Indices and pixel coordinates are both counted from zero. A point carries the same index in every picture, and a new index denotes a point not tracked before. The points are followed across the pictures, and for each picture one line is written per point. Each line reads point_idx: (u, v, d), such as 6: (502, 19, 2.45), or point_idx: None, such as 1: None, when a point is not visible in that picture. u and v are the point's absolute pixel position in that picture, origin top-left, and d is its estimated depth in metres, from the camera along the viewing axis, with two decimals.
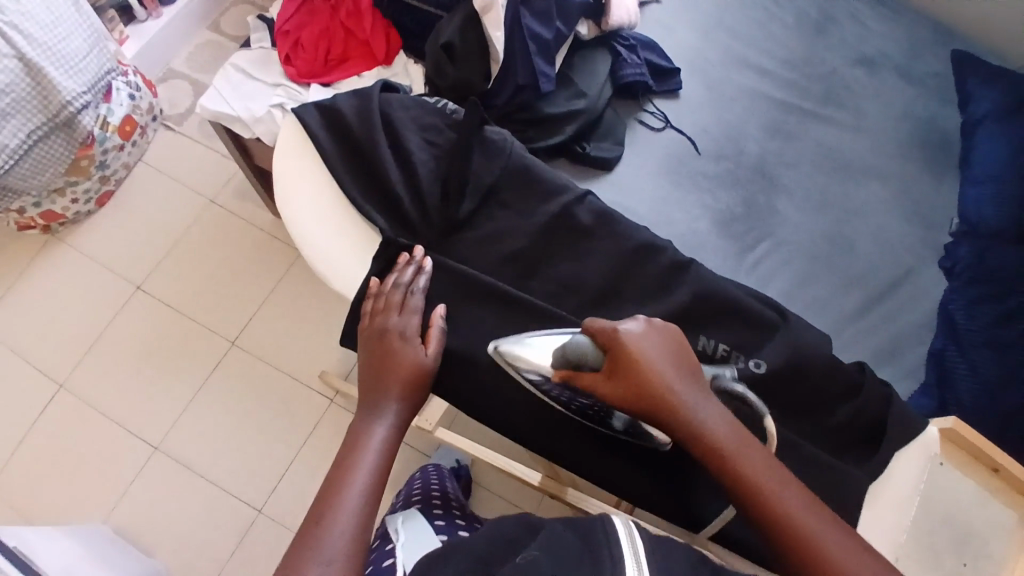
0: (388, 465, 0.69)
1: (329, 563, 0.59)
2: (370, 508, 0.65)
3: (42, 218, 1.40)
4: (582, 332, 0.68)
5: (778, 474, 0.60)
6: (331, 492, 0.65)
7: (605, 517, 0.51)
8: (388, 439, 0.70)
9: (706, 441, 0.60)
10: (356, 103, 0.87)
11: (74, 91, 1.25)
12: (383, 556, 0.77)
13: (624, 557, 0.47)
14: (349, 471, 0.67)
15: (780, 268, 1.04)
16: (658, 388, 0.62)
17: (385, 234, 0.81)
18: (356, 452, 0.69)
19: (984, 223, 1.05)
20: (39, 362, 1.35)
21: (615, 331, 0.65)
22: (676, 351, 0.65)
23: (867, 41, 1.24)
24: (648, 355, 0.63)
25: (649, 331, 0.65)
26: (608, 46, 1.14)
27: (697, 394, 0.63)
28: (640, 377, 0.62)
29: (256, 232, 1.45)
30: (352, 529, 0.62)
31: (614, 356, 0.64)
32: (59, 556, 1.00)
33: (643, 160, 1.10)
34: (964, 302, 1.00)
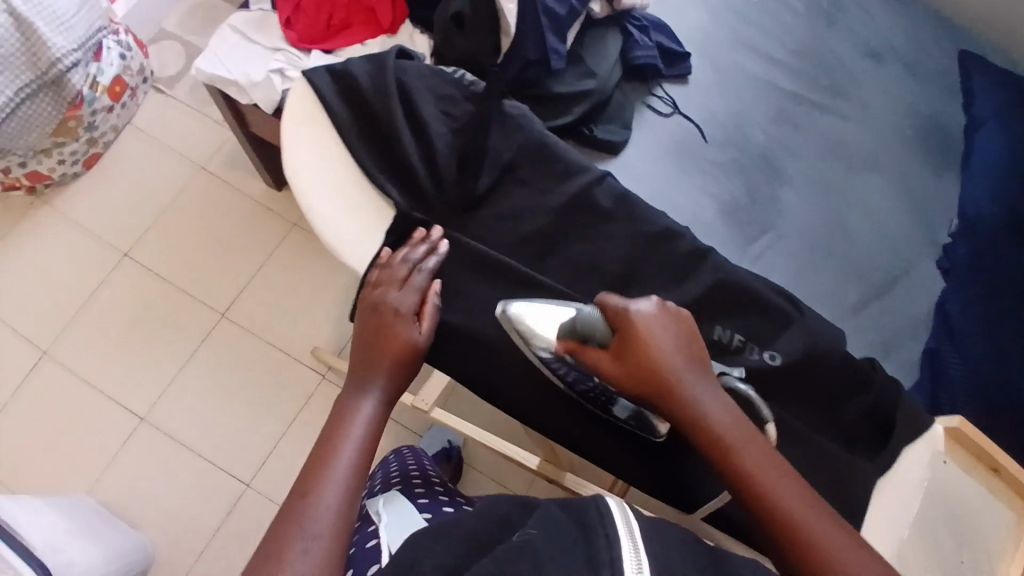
0: (377, 437, 0.66)
1: (316, 537, 0.56)
2: (358, 481, 0.61)
3: (27, 179, 1.35)
4: (592, 309, 0.66)
5: (778, 467, 0.56)
6: (317, 463, 0.62)
7: (599, 499, 0.47)
8: (378, 412, 0.67)
9: (705, 425, 0.57)
10: (370, 69, 0.83)
11: (63, 48, 1.21)
12: (365, 538, 0.69)
13: (619, 539, 0.43)
14: (337, 443, 0.63)
15: (784, 258, 1.03)
16: (662, 366, 0.59)
17: (400, 208, 0.79)
18: (344, 422, 0.65)
19: (982, 221, 1.05)
20: (23, 329, 1.31)
21: (626, 308, 0.62)
22: (688, 333, 0.62)
23: (868, 30, 1.20)
24: (657, 334, 0.61)
25: (660, 310, 0.63)
26: (619, 25, 1.10)
27: (702, 378, 0.60)
28: (644, 356, 0.60)
29: (248, 201, 1.41)
30: (340, 503, 0.59)
31: (621, 333, 0.62)
32: (44, 530, 0.98)
33: (650, 143, 1.07)
34: (960, 299, 1.01)
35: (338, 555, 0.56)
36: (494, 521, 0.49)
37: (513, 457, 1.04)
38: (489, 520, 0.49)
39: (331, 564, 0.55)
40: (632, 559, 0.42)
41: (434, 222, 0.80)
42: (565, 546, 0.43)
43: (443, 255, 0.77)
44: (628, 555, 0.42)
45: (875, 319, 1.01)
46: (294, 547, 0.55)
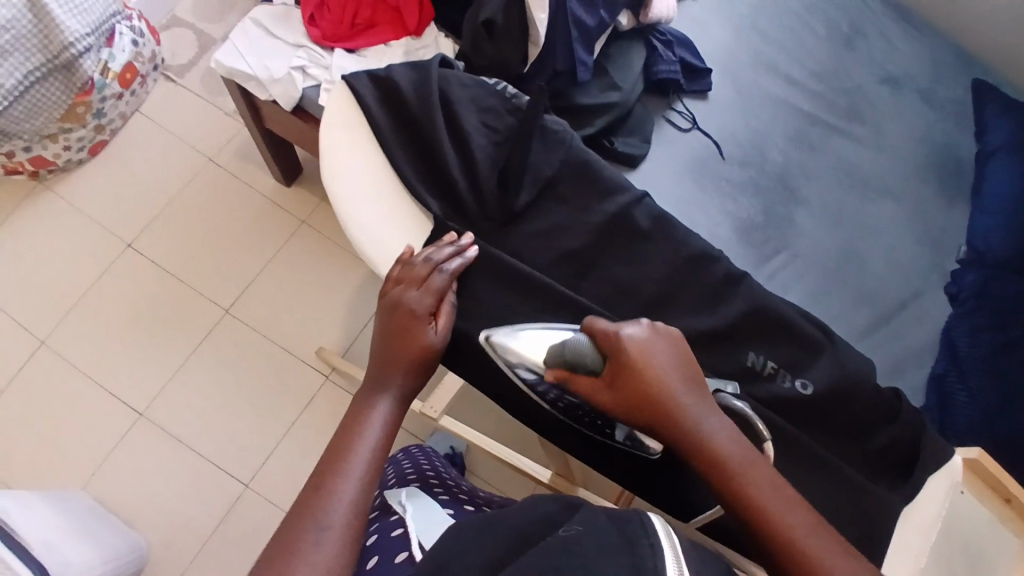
0: (393, 435, 0.65)
1: (328, 529, 0.55)
2: (374, 476, 0.61)
3: (31, 163, 1.33)
4: (580, 336, 0.63)
5: (783, 491, 0.54)
6: (333, 457, 0.61)
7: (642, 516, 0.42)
8: (393, 413, 0.66)
9: (703, 449, 0.55)
10: (413, 76, 0.84)
11: (76, 32, 1.20)
12: (389, 527, 0.67)
13: (663, 548, 0.39)
14: (354, 437, 0.63)
15: (799, 279, 0.98)
16: (659, 394, 0.57)
17: (437, 218, 0.79)
18: (361, 419, 0.64)
19: (990, 252, 1.00)
20: (21, 316, 1.28)
21: (616, 334, 0.60)
22: (681, 358, 0.60)
23: (892, 59, 1.17)
24: (652, 359, 0.59)
25: (652, 335, 0.61)
26: (643, 39, 1.10)
27: (701, 401, 0.58)
28: (640, 385, 0.57)
29: (256, 196, 1.39)
30: (354, 498, 0.58)
31: (614, 360, 0.59)
32: (40, 526, 0.96)
33: (668, 158, 1.04)
34: (967, 328, 0.95)
35: (351, 548, 0.55)
36: (536, 518, 0.46)
37: (522, 468, 1.03)
38: (530, 519, 0.46)
39: (343, 558, 0.54)
40: (676, 569, 0.38)
41: (470, 231, 0.79)
42: (609, 545, 0.39)
43: (469, 259, 0.76)
44: (672, 565, 0.38)
45: (886, 343, 0.96)
46: (308, 539, 0.54)
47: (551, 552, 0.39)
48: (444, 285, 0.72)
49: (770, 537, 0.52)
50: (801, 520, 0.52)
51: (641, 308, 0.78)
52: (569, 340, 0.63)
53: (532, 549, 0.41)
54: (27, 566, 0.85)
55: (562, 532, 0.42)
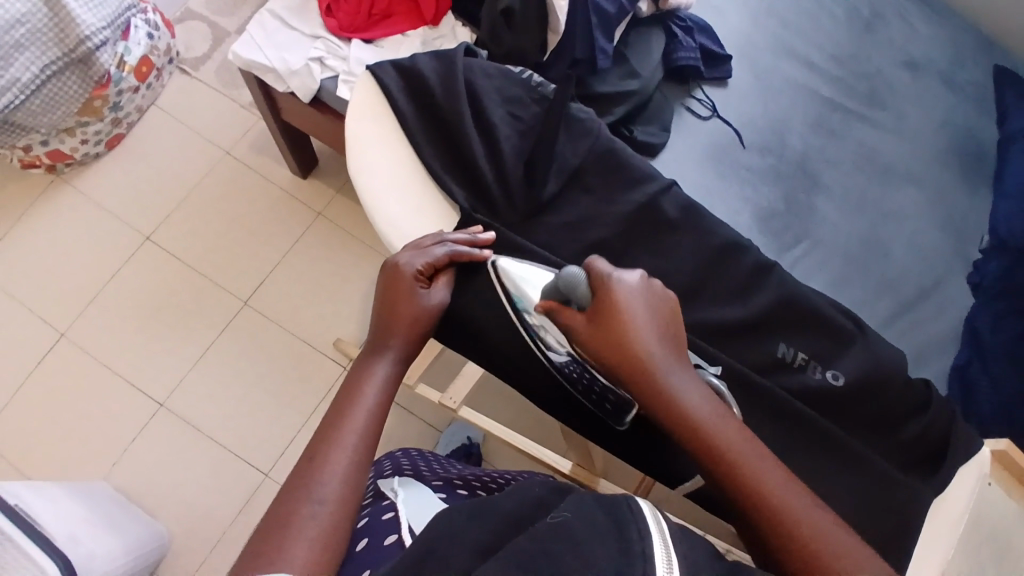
0: (390, 401, 0.61)
1: (322, 503, 0.52)
2: (371, 445, 0.57)
3: (48, 157, 1.33)
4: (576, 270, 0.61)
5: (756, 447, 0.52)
6: (327, 427, 0.57)
7: (635, 506, 0.40)
8: (390, 377, 0.63)
9: (677, 404, 0.53)
10: (437, 64, 0.83)
11: (92, 25, 1.19)
12: (379, 511, 0.60)
13: (651, 534, 0.38)
14: (349, 405, 0.59)
15: (821, 267, 0.97)
16: (640, 343, 0.55)
17: (463, 210, 0.79)
18: (358, 386, 0.61)
19: (1012, 237, 0.97)
20: (40, 310, 1.29)
21: (608, 276, 0.58)
22: (669, 314, 0.58)
23: (913, 44, 1.15)
24: (636, 308, 0.56)
25: (643, 285, 0.58)
26: (662, 25, 1.08)
27: (679, 362, 0.55)
28: (621, 330, 0.55)
29: (273, 188, 1.39)
30: (349, 467, 0.55)
31: (599, 302, 0.57)
32: (63, 516, 0.96)
33: (688, 145, 1.03)
34: (990, 316, 0.94)
35: (345, 521, 0.52)
36: (531, 504, 0.46)
37: (543, 460, 1.02)
38: (521, 504, 0.46)
39: (339, 531, 0.51)
40: (664, 556, 0.37)
41: (499, 225, 0.79)
42: (599, 532, 0.38)
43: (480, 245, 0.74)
44: (660, 552, 0.37)
45: (909, 332, 0.94)
46: (300, 513, 0.51)
47: (544, 540, 0.38)
48: (442, 256, 0.71)
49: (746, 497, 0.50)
50: (781, 483, 0.50)
51: (672, 300, 0.78)
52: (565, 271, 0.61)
53: (523, 534, 0.41)
54: (44, 553, 0.86)
55: (550, 518, 0.41)
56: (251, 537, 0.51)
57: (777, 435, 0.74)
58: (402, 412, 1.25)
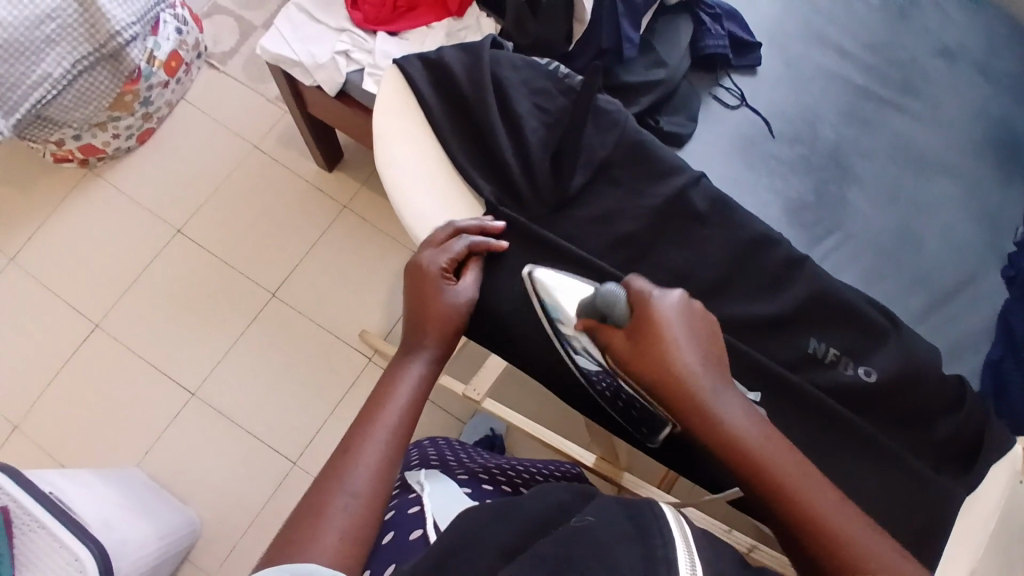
0: (423, 399, 0.61)
1: (353, 495, 0.52)
2: (403, 440, 0.57)
3: (80, 151, 1.36)
4: (616, 286, 0.60)
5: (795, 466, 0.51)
6: (361, 423, 0.57)
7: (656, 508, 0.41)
8: (424, 375, 0.62)
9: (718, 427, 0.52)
10: (464, 57, 0.83)
11: (122, 20, 1.20)
12: (405, 504, 0.60)
13: (675, 539, 0.38)
14: (383, 398, 0.59)
15: (851, 260, 0.95)
16: (680, 359, 0.54)
17: (490, 203, 0.79)
18: (392, 382, 0.61)
19: None
20: (75, 301, 1.32)
21: (647, 294, 0.57)
22: (710, 335, 0.57)
23: (949, 30, 1.11)
24: (675, 324, 0.55)
25: (683, 303, 0.57)
26: (690, 13, 1.06)
27: (721, 381, 0.54)
28: (662, 344, 0.54)
29: (299, 181, 1.40)
30: (381, 461, 0.54)
31: (639, 317, 0.56)
32: (97, 502, 0.99)
33: (715, 135, 1.01)
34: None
35: (376, 515, 0.52)
36: (554, 506, 0.46)
37: (567, 453, 1.02)
38: (546, 505, 0.46)
39: (369, 526, 0.51)
40: (688, 562, 0.37)
41: (527, 219, 0.79)
42: (622, 536, 0.38)
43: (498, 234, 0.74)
44: (683, 557, 0.37)
45: (941, 326, 0.92)
46: (332, 505, 0.51)
47: (569, 543, 0.38)
48: (462, 249, 0.70)
49: (794, 518, 0.49)
50: (830, 503, 0.49)
51: (700, 292, 0.77)
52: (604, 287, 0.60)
53: (547, 537, 0.41)
54: (74, 534, 0.87)
55: (574, 522, 0.42)
56: (283, 526, 0.51)
57: (808, 432, 0.73)
58: (426, 402, 1.26)
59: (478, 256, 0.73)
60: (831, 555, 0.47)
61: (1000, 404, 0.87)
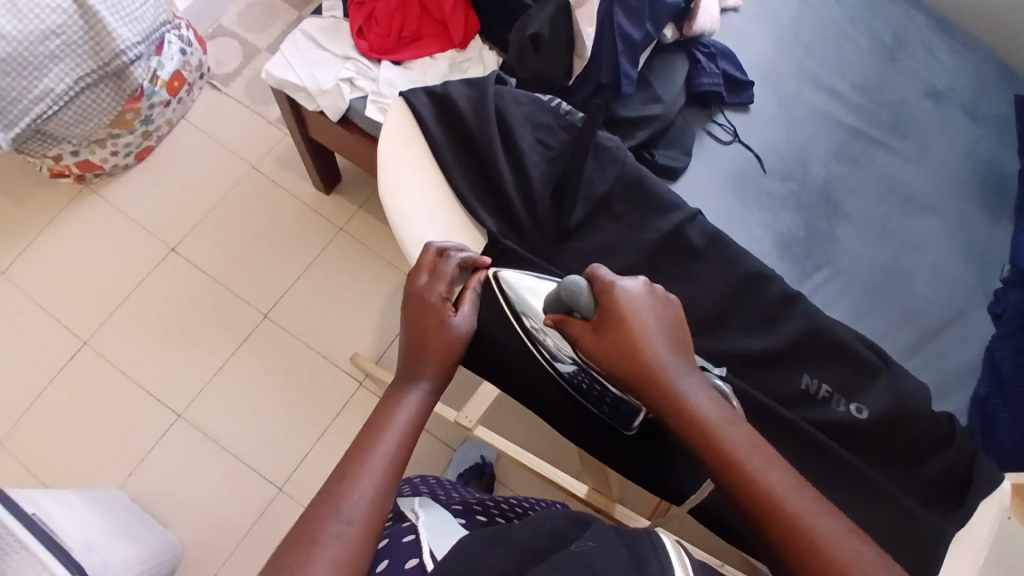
0: (420, 428, 0.61)
1: (349, 523, 0.52)
2: (399, 470, 0.57)
3: (77, 167, 1.36)
4: (578, 277, 0.60)
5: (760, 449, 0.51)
6: (357, 449, 0.57)
7: (653, 534, 0.41)
8: (423, 404, 0.63)
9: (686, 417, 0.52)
10: (469, 92, 0.85)
11: (127, 40, 1.22)
12: (399, 533, 0.59)
13: (674, 567, 0.38)
14: (381, 426, 0.59)
15: (841, 297, 0.96)
16: (645, 348, 0.54)
17: (493, 234, 0.79)
18: (390, 410, 0.61)
19: None
20: (64, 317, 1.31)
21: (612, 286, 0.57)
22: (672, 322, 0.57)
23: (937, 73, 1.15)
24: (640, 313, 0.56)
25: (645, 291, 0.57)
26: (686, 52, 1.10)
27: (683, 365, 0.55)
28: (628, 338, 0.54)
29: (296, 204, 1.40)
30: (377, 489, 0.54)
31: (603, 307, 0.56)
32: (79, 523, 0.97)
33: (709, 171, 1.04)
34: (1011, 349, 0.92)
35: (371, 544, 0.52)
36: (548, 534, 0.46)
37: (558, 484, 1.02)
38: (538, 534, 0.46)
39: (361, 553, 0.51)
40: None
41: (528, 250, 0.80)
42: (617, 564, 0.38)
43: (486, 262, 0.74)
44: None
45: (929, 364, 0.93)
46: (327, 531, 0.51)
47: (567, 568, 0.39)
48: (455, 269, 0.71)
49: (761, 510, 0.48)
50: (791, 489, 0.49)
51: (696, 326, 0.78)
52: (567, 281, 0.59)
53: (544, 562, 0.42)
54: (59, 556, 0.86)
55: (574, 547, 0.42)
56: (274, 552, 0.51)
57: (798, 465, 0.73)
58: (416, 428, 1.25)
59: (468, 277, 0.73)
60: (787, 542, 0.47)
61: (987, 441, 0.88)
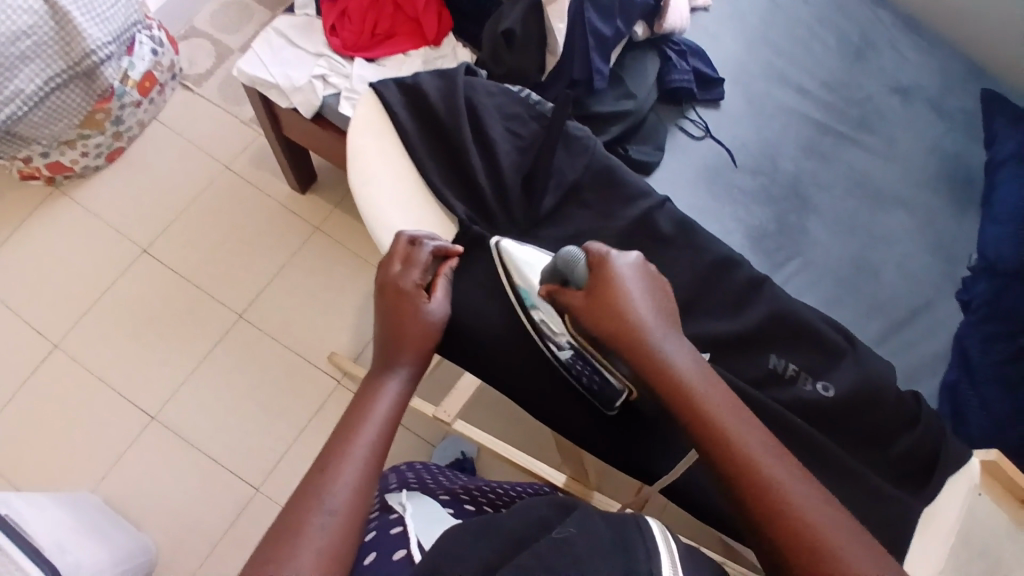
0: (400, 416, 0.61)
1: (331, 513, 0.51)
2: (380, 459, 0.57)
3: (47, 168, 1.34)
4: (574, 251, 0.63)
5: (743, 416, 0.52)
6: (338, 439, 0.57)
7: (639, 522, 0.42)
8: (402, 393, 0.63)
9: (669, 377, 0.53)
10: (439, 82, 0.86)
11: (98, 40, 1.21)
12: (387, 525, 0.59)
13: (659, 556, 0.39)
14: (362, 416, 0.59)
15: (810, 286, 0.98)
16: (632, 313, 0.56)
17: (462, 222, 0.79)
18: (369, 400, 0.61)
19: (1002, 260, 0.97)
20: (34, 321, 1.29)
21: (606, 256, 0.60)
22: (664, 297, 0.59)
23: (902, 70, 1.17)
24: (631, 282, 0.58)
25: (639, 265, 0.60)
26: (657, 49, 1.11)
27: (670, 332, 0.56)
28: (615, 302, 0.56)
29: (271, 203, 1.40)
30: (359, 479, 0.54)
31: (595, 274, 0.58)
32: (50, 526, 0.96)
33: (682, 164, 1.05)
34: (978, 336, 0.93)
35: (354, 533, 0.52)
36: (533, 522, 0.47)
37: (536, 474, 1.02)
38: (527, 522, 0.47)
39: (346, 545, 0.51)
40: None
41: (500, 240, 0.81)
42: (603, 550, 0.39)
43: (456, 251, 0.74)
44: None
45: (898, 350, 0.95)
46: (310, 523, 0.50)
47: (549, 556, 0.39)
48: (428, 257, 0.71)
49: (734, 470, 0.49)
50: (765, 452, 0.50)
51: None
52: (564, 251, 0.62)
53: (528, 551, 0.42)
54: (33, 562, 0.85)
55: (556, 534, 0.42)
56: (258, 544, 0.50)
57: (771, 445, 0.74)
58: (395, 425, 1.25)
59: (439, 266, 0.73)
60: (755, 499, 0.48)
61: (957, 425, 0.90)
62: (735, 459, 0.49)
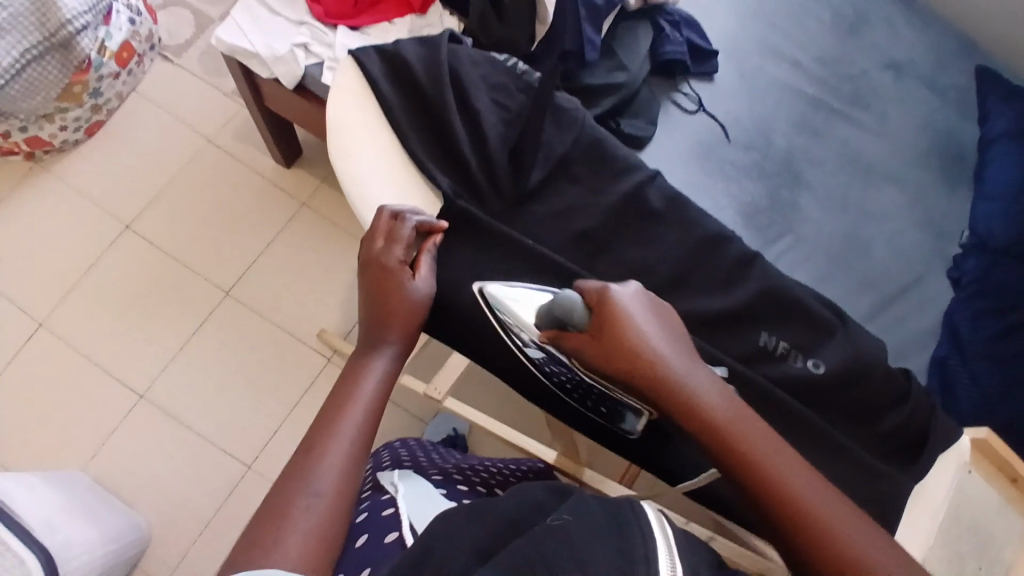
0: (388, 396, 0.60)
1: (319, 495, 0.51)
2: (368, 439, 0.56)
3: (26, 143, 1.30)
4: (571, 294, 0.60)
5: (775, 444, 0.51)
6: (325, 419, 0.56)
7: (636, 505, 0.41)
8: (389, 372, 0.62)
9: (694, 410, 0.52)
10: (423, 52, 0.83)
11: (74, 9, 1.18)
12: (379, 506, 0.58)
13: (656, 539, 0.38)
14: (349, 396, 0.58)
15: (803, 262, 0.97)
16: (645, 349, 0.55)
17: (447, 196, 0.78)
18: (355, 380, 0.60)
19: (993, 238, 0.97)
20: (17, 298, 1.27)
21: (605, 291, 0.58)
22: (673, 329, 0.59)
23: (896, 44, 1.15)
24: (637, 316, 0.57)
25: (639, 295, 0.59)
26: (651, 20, 1.08)
27: (687, 362, 0.55)
28: (625, 341, 0.55)
29: (256, 178, 1.37)
30: (347, 460, 0.53)
31: (600, 314, 0.57)
32: (38, 505, 0.94)
33: (675, 139, 1.03)
34: (969, 314, 0.93)
35: (342, 514, 0.51)
36: (527, 506, 0.46)
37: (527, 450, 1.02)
38: (521, 505, 0.46)
39: (335, 526, 0.50)
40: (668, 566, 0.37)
41: (489, 216, 0.79)
42: (598, 534, 0.38)
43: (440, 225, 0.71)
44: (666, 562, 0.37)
45: (890, 327, 0.95)
46: (297, 506, 0.50)
47: (539, 544, 0.38)
48: (412, 232, 0.69)
49: (777, 503, 0.48)
50: (801, 478, 0.49)
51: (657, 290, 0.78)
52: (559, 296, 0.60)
53: (521, 537, 0.41)
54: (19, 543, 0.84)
55: (549, 521, 0.41)
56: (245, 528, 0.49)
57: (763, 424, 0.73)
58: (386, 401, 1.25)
59: (424, 242, 0.72)
60: (799, 528, 0.47)
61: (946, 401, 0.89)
62: (773, 491, 0.49)
